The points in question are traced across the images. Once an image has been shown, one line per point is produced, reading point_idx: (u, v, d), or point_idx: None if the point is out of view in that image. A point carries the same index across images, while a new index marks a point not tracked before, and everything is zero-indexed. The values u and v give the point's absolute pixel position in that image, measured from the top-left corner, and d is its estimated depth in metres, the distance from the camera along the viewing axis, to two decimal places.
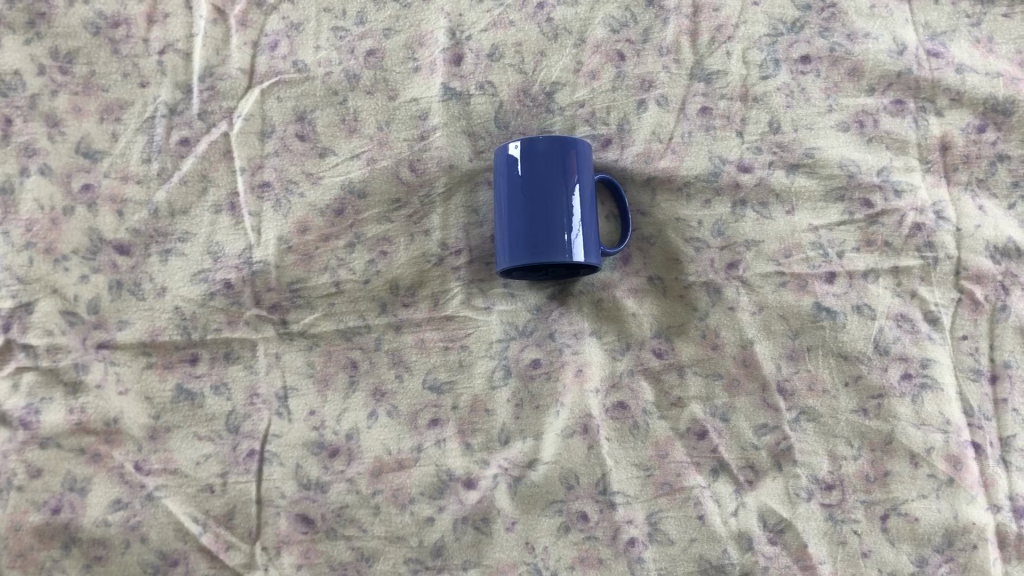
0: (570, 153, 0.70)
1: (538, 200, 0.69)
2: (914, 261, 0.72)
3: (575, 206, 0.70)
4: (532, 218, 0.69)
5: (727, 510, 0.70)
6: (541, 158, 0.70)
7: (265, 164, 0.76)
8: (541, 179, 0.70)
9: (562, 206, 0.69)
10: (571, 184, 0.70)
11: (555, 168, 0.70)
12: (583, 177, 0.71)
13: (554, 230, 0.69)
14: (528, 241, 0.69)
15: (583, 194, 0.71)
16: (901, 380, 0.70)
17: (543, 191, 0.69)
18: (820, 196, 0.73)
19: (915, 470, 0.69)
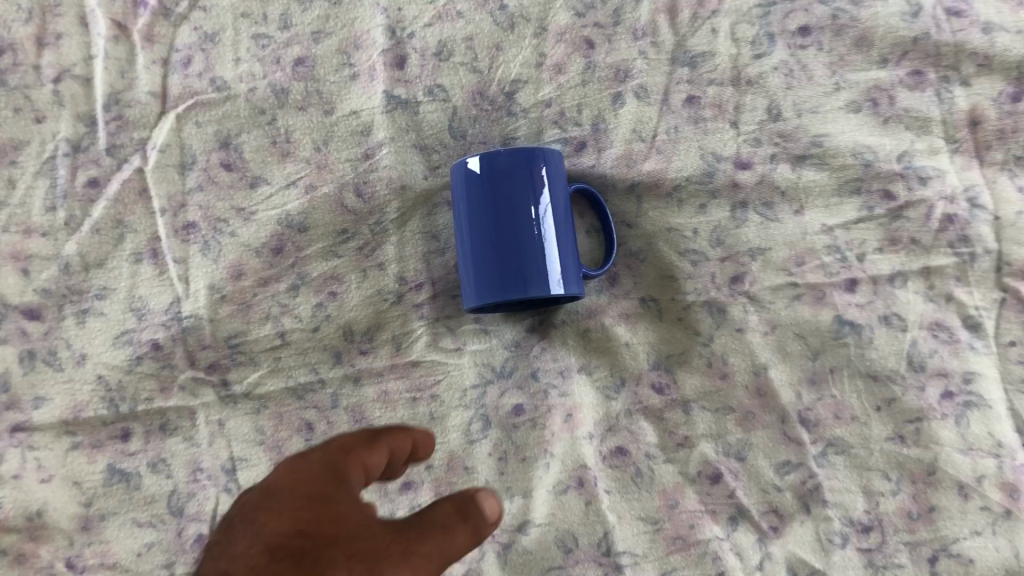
0: (538, 165, 0.60)
1: (505, 224, 0.59)
2: (947, 260, 0.61)
3: (549, 228, 0.60)
4: (500, 246, 0.59)
5: (750, 564, 0.61)
6: (505, 175, 0.59)
7: (189, 202, 0.66)
8: (506, 200, 0.59)
9: (534, 230, 0.59)
10: (542, 201, 0.60)
11: (522, 185, 0.59)
12: (556, 191, 0.61)
13: (526, 260, 0.59)
14: (496, 273, 0.60)
15: (558, 212, 0.61)
16: (941, 400, 0.61)
17: (510, 214, 0.59)
18: (832, 191, 0.63)
19: (965, 503, 0.60)
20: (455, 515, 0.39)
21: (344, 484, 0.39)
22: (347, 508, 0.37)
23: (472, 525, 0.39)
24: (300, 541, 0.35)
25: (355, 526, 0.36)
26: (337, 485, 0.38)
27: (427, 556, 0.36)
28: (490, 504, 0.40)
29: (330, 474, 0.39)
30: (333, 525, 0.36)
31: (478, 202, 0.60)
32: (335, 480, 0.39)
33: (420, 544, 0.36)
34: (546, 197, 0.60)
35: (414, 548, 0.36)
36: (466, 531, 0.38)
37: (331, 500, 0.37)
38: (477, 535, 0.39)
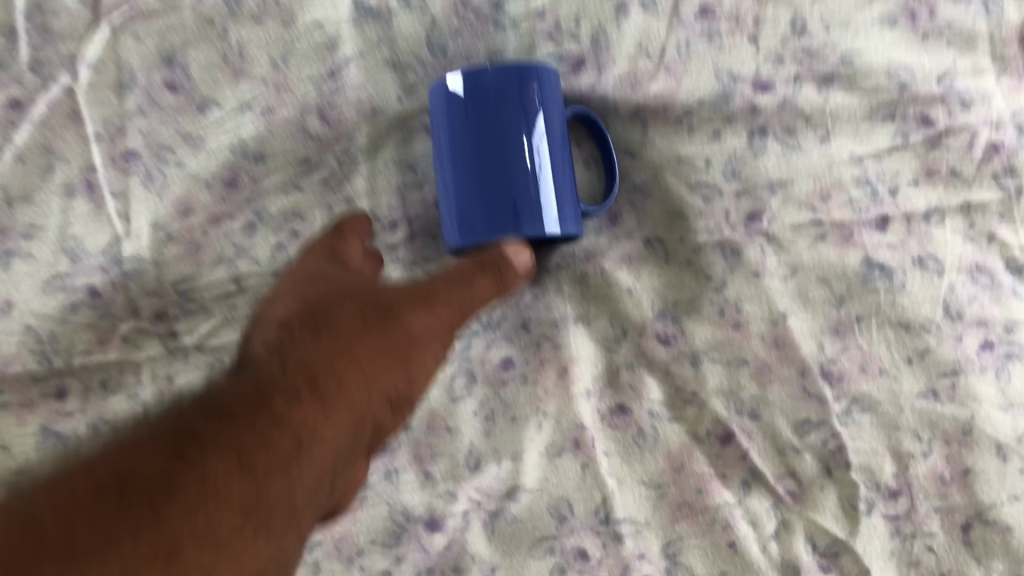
0: (532, 86, 0.52)
1: (494, 156, 0.52)
2: (991, 194, 0.55)
3: (545, 161, 0.52)
4: (488, 181, 0.52)
5: (766, 533, 0.55)
6: (493, 98, 0.51)
7: (128, 128, 0.56)
8: (494, 128, 0.51)
9: (527, 163, 0.52)
10: (536, 130, 0.52)
11: (513, 110, 0.51)
12: (553, 117, 0.53)
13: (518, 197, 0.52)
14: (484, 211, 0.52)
15: (554, 141, 0.53)
16: (980, 352, 0.54)
17: (499, 144, 0.51)
18: (863, 116, 0.55)
19: (1004, 467, 0.54)
20: (479, 269, 0.52)
21: (344, 271, 0.54)
22: (358, 293, 0.52)
23: (496, 272, 0.52)
24: (341, 292, 0.52)
25: (368, 297, 0.52)
26: (343, 271, 0.54)
27: (442, 300, 0.51)
28: (520, 257, 0.52)
29: (347, 254, 0.55)
30: (353, 296, 0.52)
31: (460, 129, 0.52)
32: (355, 266, 0.55)
33: (429, 292, 0.52)
34: (541, 125, 0.52)
35: (426, 303, 0.51)
36: (492, 278, 0.52)
37: (346, 278, 0.54)
38: (505, 281, 0.52)
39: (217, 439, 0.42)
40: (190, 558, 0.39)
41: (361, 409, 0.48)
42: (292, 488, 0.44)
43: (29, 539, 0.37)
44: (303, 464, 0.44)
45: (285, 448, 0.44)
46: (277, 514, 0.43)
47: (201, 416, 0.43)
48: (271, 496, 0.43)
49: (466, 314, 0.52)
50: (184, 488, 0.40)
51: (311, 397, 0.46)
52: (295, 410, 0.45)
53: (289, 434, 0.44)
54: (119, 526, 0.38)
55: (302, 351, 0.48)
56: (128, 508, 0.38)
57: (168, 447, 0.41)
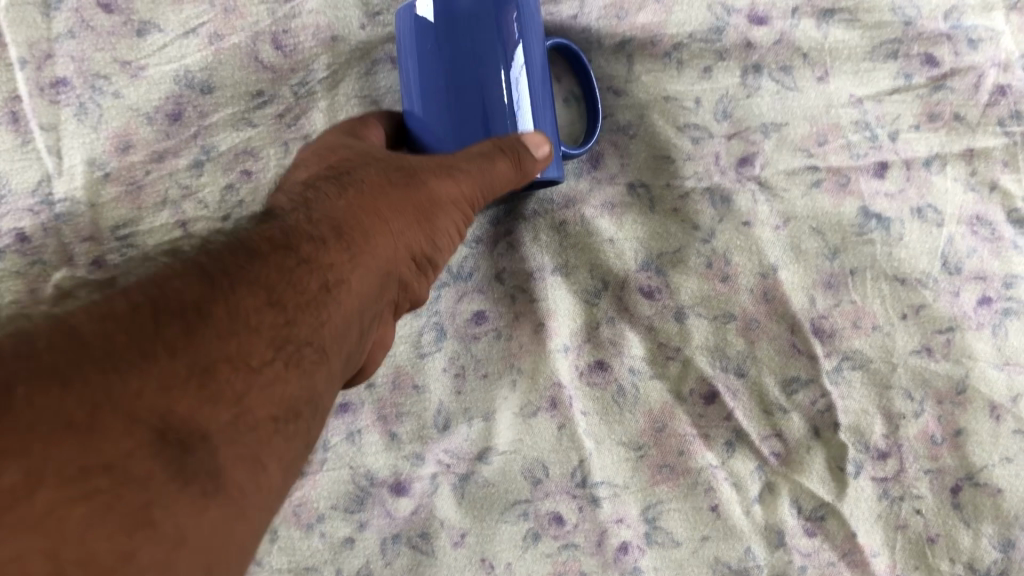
0: (511, 14, 0.46)
1: (468, 94, 0.47)
2: (995, 140, 0.51)
3: (524, 99, 0.47)
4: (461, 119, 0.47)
5: (750, 496, 0.52)
6: (466, 28, 0.46)
7: (56, 51, 0.51)
8: (468, 60, 0.46)
9: (504, 102, 0.47)
10: (514, 65, 0.47)
11: (489, 43, 0.46)
12: (534, 50, 0.48)
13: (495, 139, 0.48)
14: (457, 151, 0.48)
15: (535, 76, 0.48)
16: (977, 308, 0.51)
17: (474, 81, 0.46)
18: (865, 54, 0.52)
19: (997, 427, 0.51)
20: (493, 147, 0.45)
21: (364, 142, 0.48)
22: (379, 155, 0.46)
23: (513, 157, 0.45)
24: (363, 153, 0.47)
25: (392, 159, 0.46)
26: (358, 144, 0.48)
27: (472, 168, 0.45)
28: (533, 140, 0.46)
29: (361, 134, 0.50)
30: (375, 156, 0.46)
31: (431, 60, 0.47)
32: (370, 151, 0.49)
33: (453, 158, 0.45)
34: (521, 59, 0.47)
35: (452, 161, 0.45)
36: (511, 165, 0.45)
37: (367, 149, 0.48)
38: (525, 165, 0.46)
39: (247, 271, 0.36)
40: (227, 380, 0.32)
41: (388, 263, 0.43)
42: (321, 328, 0.38)
43: (67, 341, 0.29)
44: (331, 305, 0.39)
45: (313, 289, 0.38)
46: (308, 350, 0.36)
47: (229, 250, 0.37)
48: (302, 332, 0.37)
49: (491, 189, 0.46)
50: (217, 313, 0.33)
51: (336, 245, 0.41)
52: (322, 253, 0.40)
53: (317, 276, 0.39)
54: (151, 338, 0.31)
55: (326, 205, 0.43)
56: (163, 324, 0.32)
57: (196, 271, 0.34)
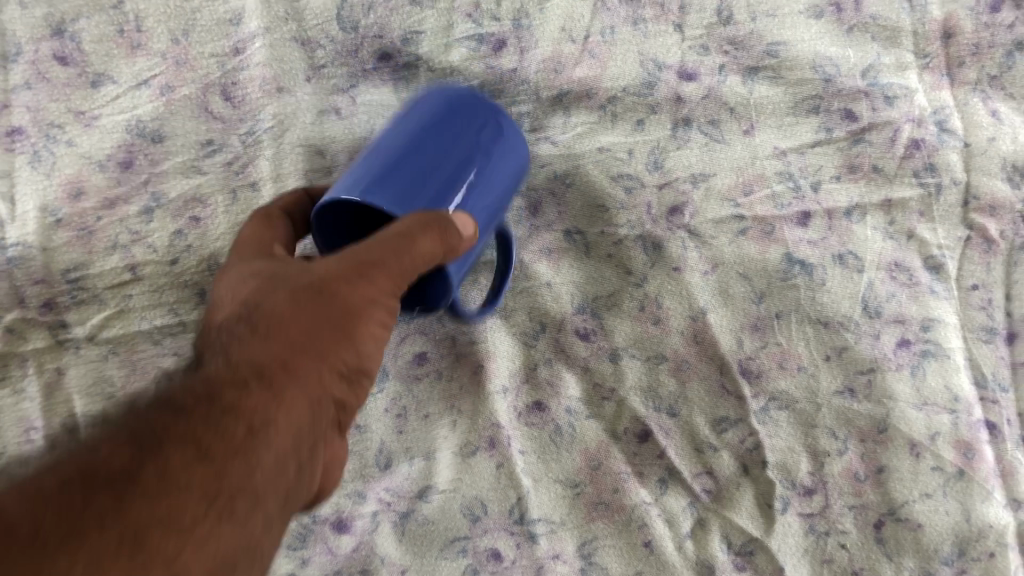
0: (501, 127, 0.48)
1: (425, 153, 0.44)
2: (910, 191, 0.54)
3: (477, 198, 0.45)
4: (402, 164, 0.43)
5: (681, 533, 0.54)
6: (454, 111, 0.47)
7: (12, 102, 0.53)
8: (448, 130, 0.45)
9: (457, 179, 0.44)
10: (481, 153, 0.46)
11: (472, 125, 0.46)
12: (506, 164, 0.48)
13: (421, 198, 0.43)
14: (373, 184, 0.42)
15: (497, 190, 0.47)
16: (897, 350, 0.54)
17: (443, 146, 0.45)
18: (787, 109, 0.55)
19: (916, 464, 0.54)
20: (419, 224, 0.39)
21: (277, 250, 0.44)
22: (289, 272, 0.40)
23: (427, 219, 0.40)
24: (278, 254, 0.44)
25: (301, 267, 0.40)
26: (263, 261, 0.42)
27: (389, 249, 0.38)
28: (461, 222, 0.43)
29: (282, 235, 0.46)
30: (288, 268, 0.40)
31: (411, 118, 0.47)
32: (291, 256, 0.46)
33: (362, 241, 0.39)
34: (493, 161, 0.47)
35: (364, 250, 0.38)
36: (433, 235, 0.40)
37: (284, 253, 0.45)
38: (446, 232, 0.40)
39: (171, 427, 0.32)
40: (158, 546, 0.30)
41: (313, 395, 0.37)
42: (257, 471, 0.33)
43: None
44: (262, 448, 0.34)
45: (237, 435, 0.33)
46: (242, 498, 0.33)
47: (145, 409, 0.33)
48: (233, 481, 0.33)
49: (417, 268, 0.40)
50: (144, 476, 0.30)
51: (254, 384, 0.35)
52: (241, 398, 0.34)
53: (241, 420, 0.34)
54: (79, 524, 0.28)
55: (244, 343, 0.36)
56: (91, 502, 0.29)
57: (123, 436, 0.31)
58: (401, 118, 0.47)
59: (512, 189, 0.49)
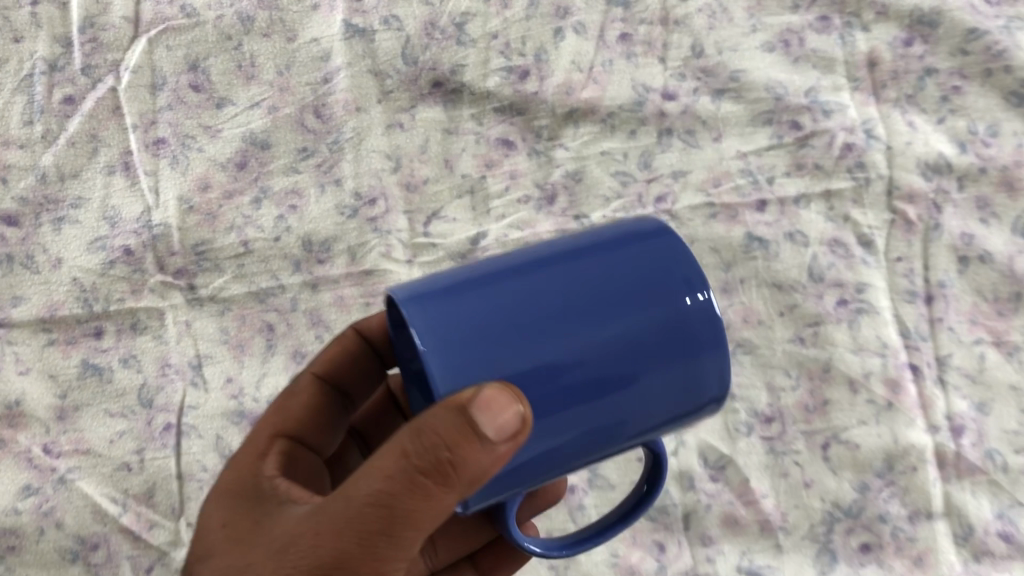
0: (678, 307, 0.39)
1: (525, 292, 0.39)
2: (845, 183, 0.70)
3: (560, 349, 0.38)
4: (479, 296, 0.39)
5: (667, 450, 0.69)
6: (613, 266, 0.40)
7: (158, 119, 0.71)
8: (585, 271, 0.40)
9: (531, 344, 0.38)
10: (576, 342, 0.38)
11: (590, 308, 0.39)
12: (632, 345, 0.39)
13: (460, 348, 0.38)
14: (435, 332, 0.38)
15: (613, 362, 0.38)
16: (836, 307, 0.69)
17: (556, 294, 0.39)
18: (747, 120, 0.70)
19: (854, 396, 0.68)
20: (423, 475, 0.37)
21: (269, 458, 0.49)
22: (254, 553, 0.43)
23: (455, 402, 0.36)
24: (281, 455, 0.50)
25: (272, 538, 0.42)
26: (261, 484, 0.47)
27: (370, 529, 0.39)
28: (496, 408, 0.35)
29: (321, 399, 0.54)
30: (251, 543, 0.44)
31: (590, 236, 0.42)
32: (325, 429, 0.54)
33: (346, 486, 0.39)
34: (616, 327, 0.39)
35: (329, 535, 0.39)
36: (436, 481, 0.37)
37: (305, 443, 0.53)
38: (483, 437, 0.36)
39: None
40: None
41: None
42: None
43: None
44: None
45: None
46: None
47: None
48: None
49: (430, 519, 0.39)
50: None
51: None
52: None
53: None
54: None
55: None
56: None
57: None
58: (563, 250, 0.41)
59: (665, 384, 0.40)
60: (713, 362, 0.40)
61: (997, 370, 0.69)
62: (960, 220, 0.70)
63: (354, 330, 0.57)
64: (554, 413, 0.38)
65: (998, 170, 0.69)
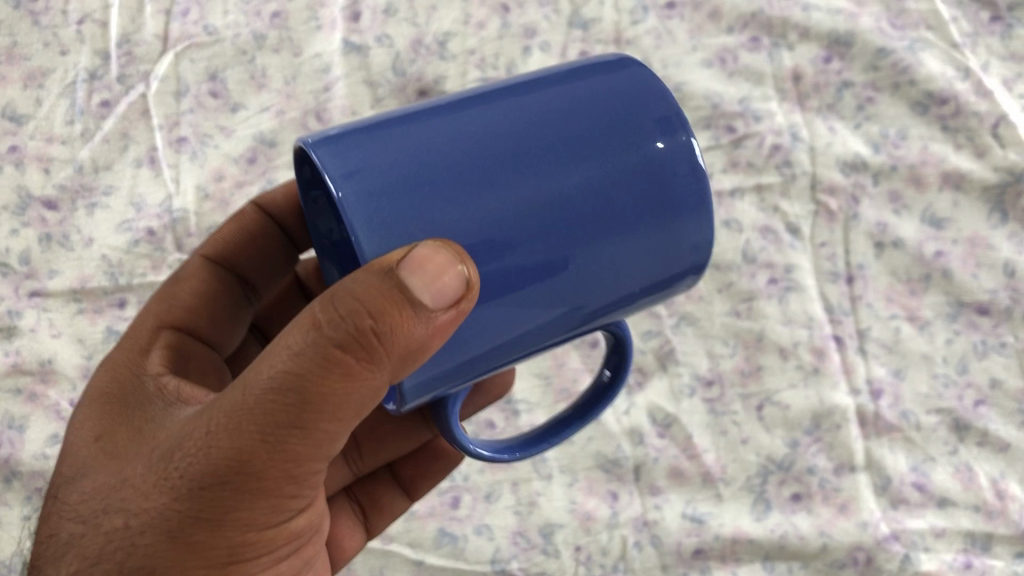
0: (643, 149, 0.41)
1: (472, 135, 0.39)
2: (774, 178, 0.81)
3: (509, 204, 0.38)
4: (415, 139, 0.39)
5: (619, 410, 0.77)
6: (574, 118, 0.41)
7: (181, 120, 0.82)
8: (545, 106, 0.41)
9: (480, 199, 0.38)
10: (528, 200, 0.39)
11: (541, 165, 0.39)
12: (588, 202, 0.40)
13: (396, 200, 0.37)
14: (367, 188, 0.37)
15: (570, 215, 0.39)
16: (768, 285, 0.79)
17: (505, 137, 0.39)
18: (689, 125, 0.82)
19: (784, 362, 0.77)
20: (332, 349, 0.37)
21: (153, 355, 0.53)
22: (142, 462, 0.43)
23: (382, 264, 0.36)
24: (168, 349, 0.53)
25: (160, 433, 0.44)
26: (145, 381, 0.50)
27: (277, 417, 0.38)
28: (431, 269, 0.35)
29: (209, 278, 0.58)
30: (134, 448, 0.45)
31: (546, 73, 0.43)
32: (223, 309, 0.58)
33: (248, 375, 0.39)
34: (572, 172, 0.40)
35: (227, 429, 0.39)
36: (362, 349, 0.37)
37: (197, 333, 0.56)
38: (415, 301, 0.36)
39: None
40: None
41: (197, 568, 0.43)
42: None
43: None
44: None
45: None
46: None
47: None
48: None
49: (353, 398, 0.38)
50: None
51: None
52: None
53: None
54: None
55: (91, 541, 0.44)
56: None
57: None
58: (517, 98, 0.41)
59: (635, 239, 0.41)
60: (692, 218, 0.42)
61: (911, 341, 0.78)
62: (876, 211, 0.80)
63: (254, 208, 0.61)
64: (508, 271, 0.39)
65: (906, 168, 0.80)
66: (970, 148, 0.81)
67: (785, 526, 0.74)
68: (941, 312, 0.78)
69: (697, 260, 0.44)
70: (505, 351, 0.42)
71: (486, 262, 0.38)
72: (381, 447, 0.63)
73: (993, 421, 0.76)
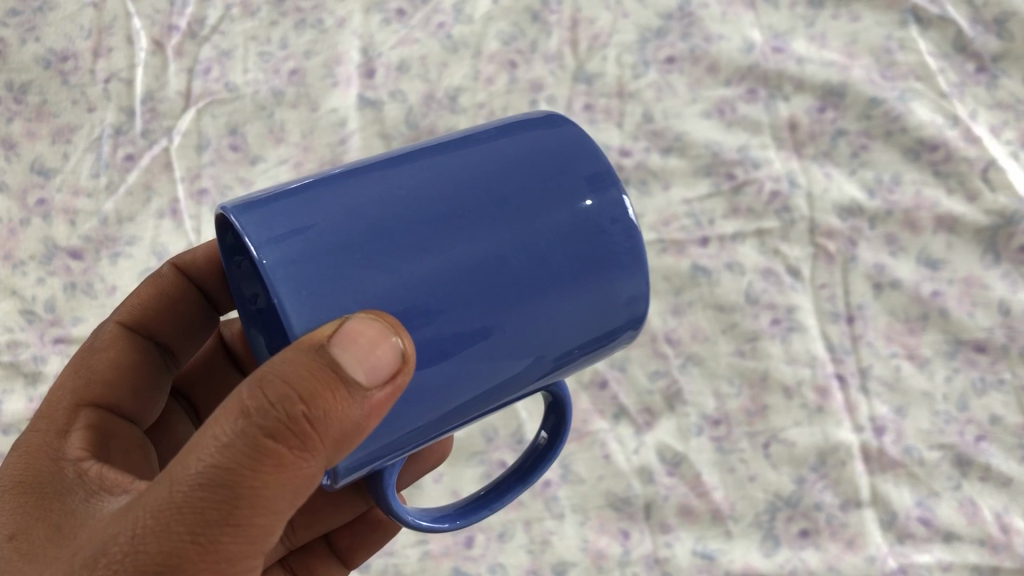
0: (572, 206, 0.42)
1: (398, 197, 0.40)
2: (774, 222, 0.84)
3: (440, 265, 0.39)
4: (338, 203, 0.39)
5: (629, 449, 0.79)
6: (503, 179, 0.42)
7: (202, 173, 0.85)
8: (470, 165, 0.42)
9: (411, 263, 0.38)
10: (459, 261, 0.39)
11: (472, 228, 0.40)
12: (522, 262, 0.40)
13: (321, 266, 0.37)
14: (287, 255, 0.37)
15: (505, 275, 0.40)
16: (770, 325, 0.81)
17: (433, 198, 0.40)
18: (691, 173, 0.85)
19: (789, 401, 0.79)
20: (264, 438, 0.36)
21: (73, 437, 0.50)
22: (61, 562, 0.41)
23: (312, 341, 0.36)
24: (87, 430, 0.51)
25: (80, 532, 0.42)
26: (65, 468, 0.47)
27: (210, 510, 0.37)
28: (364, 343, 0.35)
29: (129, 348, 0.57)
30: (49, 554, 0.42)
31: (472, 134, 0.44)
32: (151, 383, 0.57)
33: (173, 467, 0.38)
34: (503, 232, 0.40)
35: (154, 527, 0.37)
36: (298, 433, 0.36)
37: (118, 411, 0.55)
38: (349, 376, 0.36)
39: None
40: None
41: None
42: None
43: None
44: None
45: None
46: None
47: None
48: None
49: (290, 485, 0.38)
50: None
51: None
52: None
53: None
54: None
55: None
56: None
57: None
58: (443, 159, 0.42)
59: (571, 298, 0.42)
60: (628, 275, 0.43)
61: (911, 378, 0.80)
62: (873, 253, 0.83)
63: (177, 270, 0.60)
64: (444, 335, 0.39)
65: (901, 212, 0.84)
66: (961, 193, 0.84)
67: (794, 561, 0.75)
68: (939, 350, 0.80)
69: (636, 315, 0.45)
70: (444, 420, 0.41)
71: (417, 323, 0.38)
72: (313, 518, 0.63)
73: (994, 455, 0.77)
